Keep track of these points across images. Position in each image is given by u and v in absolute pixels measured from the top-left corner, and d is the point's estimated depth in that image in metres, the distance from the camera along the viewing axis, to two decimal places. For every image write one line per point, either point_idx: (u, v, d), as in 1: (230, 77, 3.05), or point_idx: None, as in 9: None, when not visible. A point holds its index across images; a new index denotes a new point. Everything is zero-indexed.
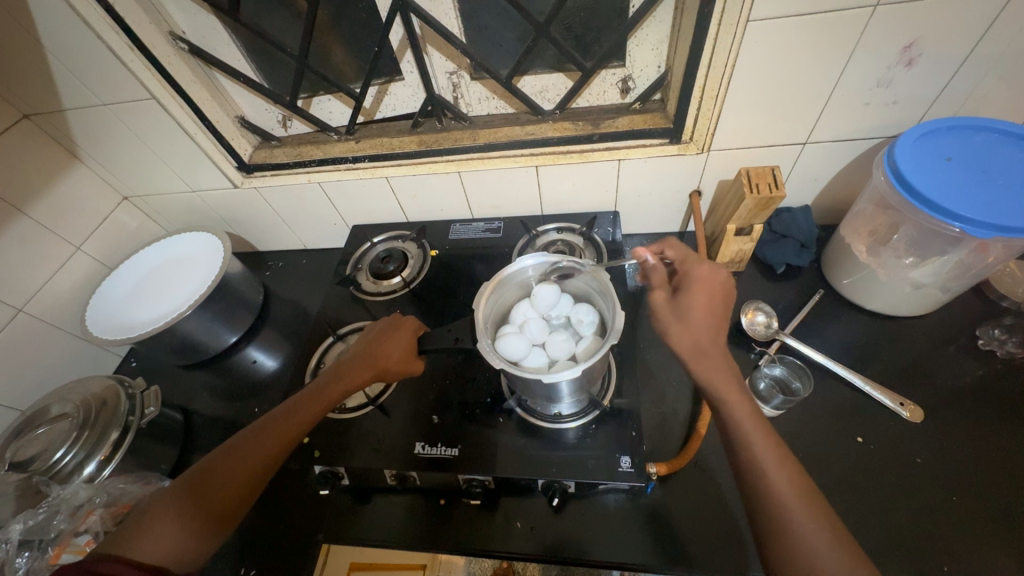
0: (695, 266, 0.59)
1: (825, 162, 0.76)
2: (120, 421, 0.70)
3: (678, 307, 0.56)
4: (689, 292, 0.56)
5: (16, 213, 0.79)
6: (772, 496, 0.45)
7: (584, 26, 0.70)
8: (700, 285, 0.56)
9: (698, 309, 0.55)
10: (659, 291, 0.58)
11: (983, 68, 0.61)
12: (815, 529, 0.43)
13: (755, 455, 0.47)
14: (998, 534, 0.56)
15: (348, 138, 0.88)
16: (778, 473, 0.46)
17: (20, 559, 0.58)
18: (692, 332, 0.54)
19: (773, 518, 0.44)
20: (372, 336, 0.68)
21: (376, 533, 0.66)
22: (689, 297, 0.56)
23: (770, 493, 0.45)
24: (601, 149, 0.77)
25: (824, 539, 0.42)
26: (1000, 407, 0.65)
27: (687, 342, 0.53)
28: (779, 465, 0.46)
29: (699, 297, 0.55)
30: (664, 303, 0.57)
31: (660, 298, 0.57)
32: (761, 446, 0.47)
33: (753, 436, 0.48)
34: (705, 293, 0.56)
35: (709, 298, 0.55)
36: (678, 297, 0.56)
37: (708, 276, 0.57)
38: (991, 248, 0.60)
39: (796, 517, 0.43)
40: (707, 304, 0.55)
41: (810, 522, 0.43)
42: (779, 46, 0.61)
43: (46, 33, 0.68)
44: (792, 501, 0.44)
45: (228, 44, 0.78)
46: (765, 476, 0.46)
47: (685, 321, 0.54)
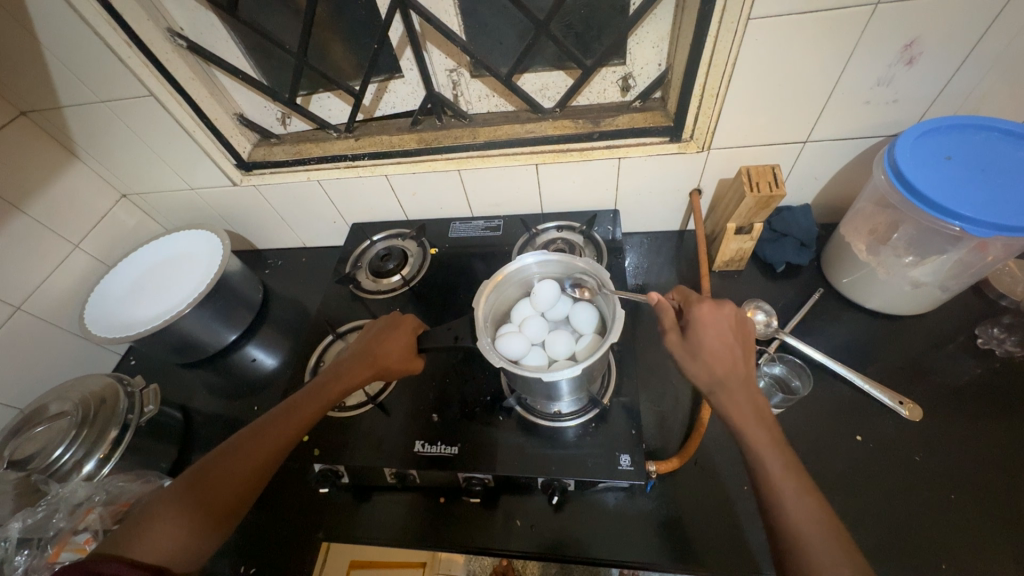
0: (697, 302, 0.57)
1: (825, 160, 0.76)
2: (119, 420, 0.70)
3: (693, 346, 0.54)
4: (700, 327, 0.55)
5: (14, 211, 0.79)
6: (777, 499, 0.46)
7: (585, 24, 0.70)
8: (709, 317, 0.55)
9: (712, 343, 0.54)
10: (670, 334, 0.57)
11: (984, 67, 0.61)
12: (813, 526, 0.43)
13: (759, 460, 0.48)
14: (996, 532, 0.56)
15: (347, 135, 0.87)
16: (783, 478, 0.46)
17: (19, 558, 0.58)
18: (708, 365, 0.53)
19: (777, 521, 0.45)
20: (372, 334, 0.68)
21: (376, 531, 0.66)
22: (700, 334, 0.54)
23: (776, 496, 0.46)
24: (601, 147, 0.77)
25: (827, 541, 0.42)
26: (999, 404, 0.66)
27: (705, 376, 0.53)
28: (788, 470, 0.47)
29: (713, 332, 0.55)
30: (676, 345, 0.56)
31: (673, 341, 0.56)
32: (766, 451, 0.48)
33: (760, 444, 0.48)
34: (716, 326, 0.55)
35: (721, 332, 0.55)
36: (689, 335, 0.55)
37: (715, 309, 0.56)
38: (990, 247, 0.60)
39: (801, 522, 0.44)
40: (721, 336, 0.54)
41: (814, 524, 0.44)
42: (780, 45, 0.60)
43: (45, 30, 0.67)
44: (798, 507, 0.45)
45: (226, 41, 0.78)
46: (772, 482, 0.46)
47: (701, 358, 0.53)
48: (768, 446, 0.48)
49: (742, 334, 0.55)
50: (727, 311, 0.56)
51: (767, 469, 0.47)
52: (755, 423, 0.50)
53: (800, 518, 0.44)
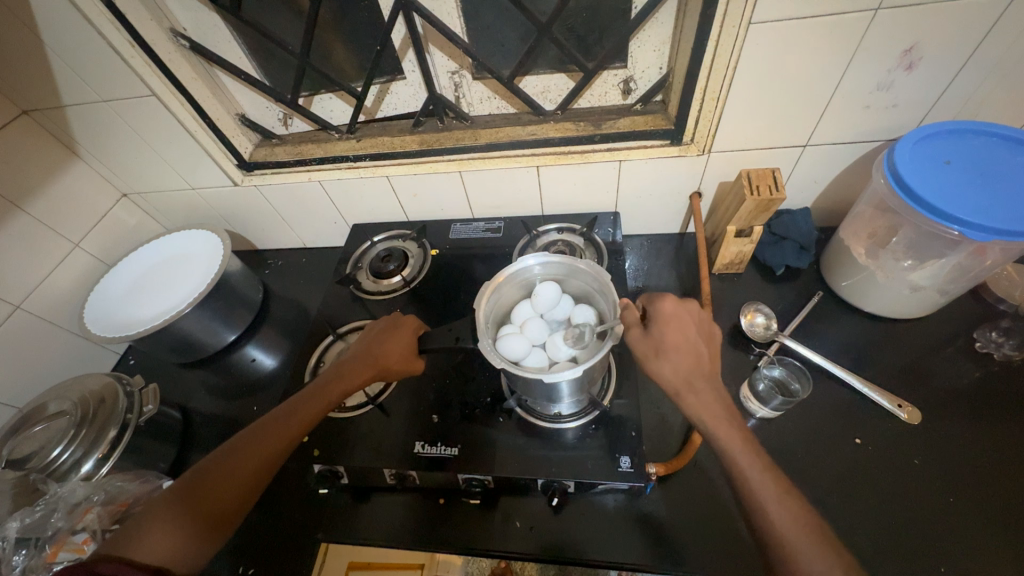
0: (657, 297, 0.58)
1: (825, 164, 0.76)
2: (118, 419, 0.70)
3: (657, 343, 0.55)
4: (661, 321, 0.56)
5: (15, 210, 0.79)
6: (766, 516, 0.45)
7: (587, 27, 0.70)
8: (669, 311, 0.56)
9: (674, 338, 0.55)
10: (632, 329, 0.56)
11: (982, 72, 0.62)
12: (808, 538, 0.43)
13: (742, 477, 0.47)
14: (994, 534, 0.56)
15: (349, 136, 0.87)
16: (768, 494, 0.46)
17: (17, 557, 0.58)
18: (674, 365, 0.53)
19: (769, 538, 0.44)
20: (373, 334, 0.68)
21: (374, 532, 0.66)
22: (660, 328, 0.55)
23: (765, 513, 0.45)
24: (602, 150, 0.77)
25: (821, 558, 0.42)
26: (997, 408, 0.66)
27: (674, 379, 0.53)
28: (772, 486, 0.46)
29: (673, 327, 0.55)
30: (641, 339, 0.55)
31: (636, 336, 0.56)
32: (749, 466, 0.47)
33: (741, 458, 0.48)
34: (677, 321, 0.56)
35: (682, 326, 0.56)
36: (651, 329, 0.56)
37: (675, 302, 0.57)
38: (989, 251, 0.61)
39: (795, 536, 0.43)
40: (684, 332, 0.55)
41: (809, 535, 0.43)
42: (781, 50, 0.61)
43: (48, 29, 0.67)
44: (789, 524, 0.44)
45: (229, 41, 0.78)
46: (757, 499, 0.46)
47: (667, 356, 0.54)
48: (749, 460, 0.48)
49: (702, 327, 0.56)
50: (690, 308, 0.57)
51: (752, 486, 0.46)
52: (733, 434, 0.49)
53: (792, 533, 0.43)
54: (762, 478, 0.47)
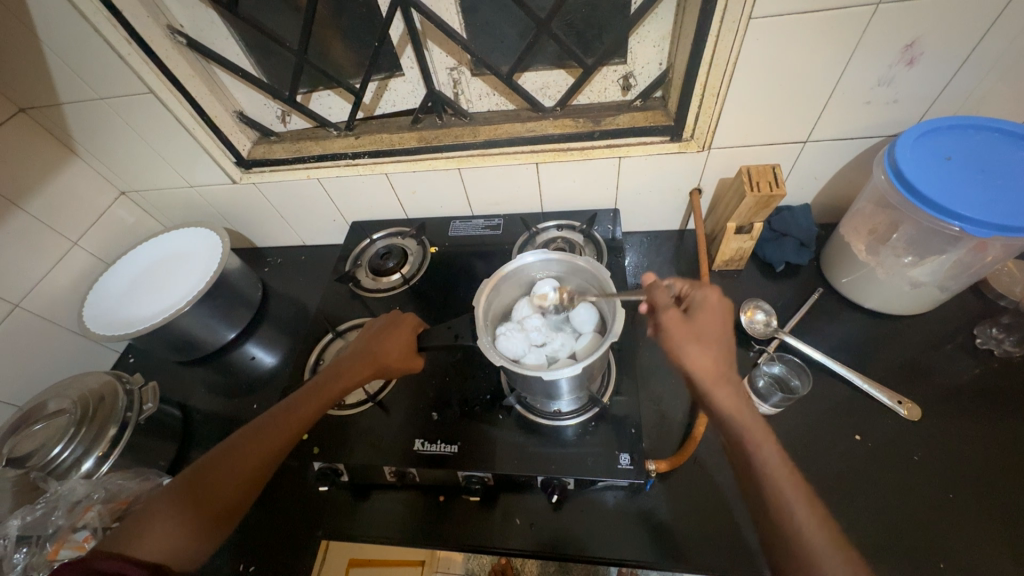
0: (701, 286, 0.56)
1: (826, 160, 0.76)
2: (118, 417, 0.70)
3: (697, 330, 0.52)
4: (704, 311, 0.54)
5: (13, 208, 0.79)
6: (790, 519, 0.44)
7: (586, 22, 0.70)
8: (713, 300, 0.55)
9: (714, 328, 0.53)
10: (670, 310, 0.54)
11: (984, 67, 0.61)
12: (828, 541, 0.42)
13: (767, 479, 0.46)
14: (993, 531, 0.56)
15: (347, 133, 0.87)
16: (795, 497, 0.45)
17: (18, 555, 0.58)
18: (711, 354, 0.51)
19: (789, 541, 0.43)
20: (373, 331, 0.68)
21: (375, 529, 0.66)
22: (701, 315, 0.53)
23: (790, 516, 0.44)
24: (601, 146, 0.77)
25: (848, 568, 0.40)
26: (998, 404, 0.66)
27: (708, 370, 0.51)
28: (799, 489, 0.45)
29: (713, 314, 0.54)
30: (679, 322, 0.53)
31: (673, 317, 0.53)
32: (778, 469, 0.46)
33: (771, 460, 0.47)
34: (720, 310, 0.54)
35: (724, 316, 0.54)
36: (691, 316, 0.54)
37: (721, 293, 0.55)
38: (989, 247, 0.60)
39: (817, 539, 0.42)
40: (726, 322, 0.53)
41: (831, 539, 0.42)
42: (782, 44, 0.60)
43: (44, 25, 0.67)
44: (813, 527, 0.43)
45: (226, 38, 0.78)
46: (784, 502, 0.44)
47: (705, 344, 0.52)
48: (779, 463, 0.46)
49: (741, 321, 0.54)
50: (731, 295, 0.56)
51: (778, 489, 0.45)
52: (765, 434, 0.48)
53: (815, 538, 0.42)
54: (790, 482, 0.45)
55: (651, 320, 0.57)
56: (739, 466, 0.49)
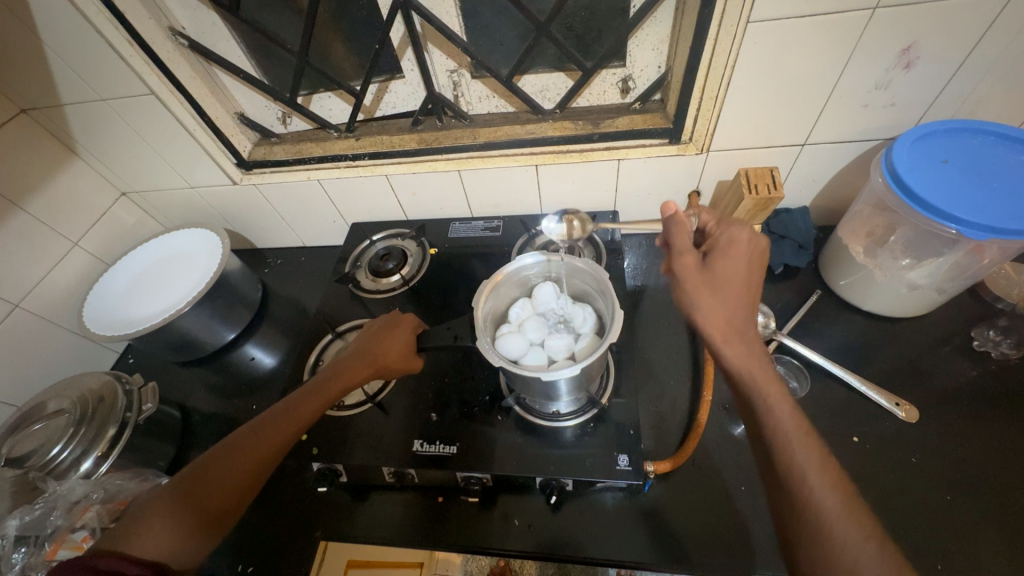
0: (724, 234, 0.56)
1: (824, 163, 0.76)
2: (117, 417, 0.70)
3: (713, 280, 0.52)
4: (722, 261, 0.53)
5: (13, 208, 0.79)
6: (800, 481, 0.43)
7: (585, 26, 0.70)
8: (734, 252, 0.54)
9: (732, 281, 0.52)
10: (687, 257, 0.54)
11: (980, 71, 0.62)
12: (841, 507, 0.41)
13: (779, 443, 0.45)
14: (990, 532, 0.57)
15: (348, 135, 0.87)
16: (807, 460, 0.44)
17: (16, 555, 0.58)
18: (722, 308, 0.51)
19: (798, 502, 0.43)
20: (372, 332, 0.68)
21: (373, 530, 0.66)
22: (719, 265, 0.53)
23: (801, 479, 0.43)
24: (600, 148, 0.77)
25: (860, 533, 0.40)
26: (995, 406, 0.66)
27: (720, 324, 0.51)
28: (812, 453, 0.44)
29: (732, 264, 0.53)
30: (694, 269, 0.53)
31: (689, 265, 0.54)
32: (790, 431, 0.45)
33: (785, 424, 0.45)
34: (740, 262, 0.54)
35: (743, 268, 0.53)
36: (709, 266, 0.54)
37: (743, 242, 0.55)
38: (986, 250, 0.61)
39: (829, 502, 0.42)
40: (745, 274, 0.53)
41: (843, 503, 0.41)
42: (780, 47, 0.61)
43: (46, 27, 0.67)
44: (826, 491, 0.42)
45: (228, 40, 0.78)
46: (795, 467, 0.44)
47: (720, 296, 0.52)
48: (792, 425, 0.45)
49: (762, 272, 0.54)
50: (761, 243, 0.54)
51: (789, 452, 0.44)
52: (779, 396, 0.47)
53: (828, 502, 0.42)
54: (803, 444, 0.44)
55: (667, 261, 0.57)
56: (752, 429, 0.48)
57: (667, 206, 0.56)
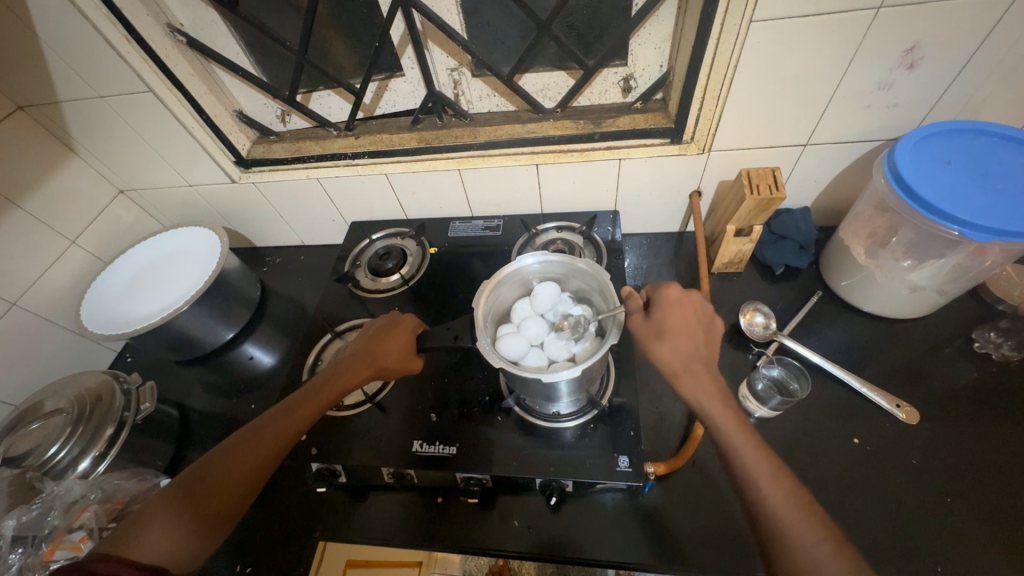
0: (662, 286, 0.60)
1: (826, 164, 0.76)
2: (114, 417, 0.70)
3: (658, 326, 0.57)
4: (666, 308, 0.58)
5: (9, 206, 0.79)
6: (757, 492, 0.46)
7: (587, 24, 0.70)
8: (674, 299, 0.58)
9: (679, 326, 0.56)
10: (635, 314, 0.59)
11: (984, 72, 0.61)
12: (795, 511, 0.44)
13: (736, 456, 0.48)
14: (990, 535, 0.57)
15: (347, 134, 0.87)
16: (760, 469, 0.47)
17: (14, 555, 0.58)
18: (675, 348, 0.55)
19: (757, 512, 0.46)
20: (372, 332, 0.68)
21: (373, 530, 0.66)
22: (664, 313, 0.57)
23: (756, 489, 0.46)
24: (601, 148, 0.77)
25: (816, 534, 0.43)
26: (995, 407, 0.66)
27: (674, 362, 0.55)
28: (763, 461, 0.47)
29: (675, 312, 0.57)
30: (642, 324, 0.57)
31: (639, 321, 0.58)
32: (743, 444, 0.49)
33: (737, 439, 0.49)
34: (683, 307, 0.58)
35: (686, 315, 0.57)
36: (655, 315, 0.58)
37: (682, 292, 0.59)
38: (988, 251, 0.60)
39: (781, 506, 0.45)
40: (687, 317, 0.57)
41: (797, 506, 0.45)
42: (783, 47, 0.60)
43: (43, 24, 0.67)
44: (778, 495, 0.46)
45: (227, 37, 0.78)
46: (751, 477, 0.47)
47: (669, 338, 0.56)
48: (742, 437, 0.49)
49: (703, 315, 0.58)
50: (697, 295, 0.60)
51: (745, 466, 0.48)
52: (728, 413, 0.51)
53: (781, 506, 0.45)
54: (754, 454, 0.48)
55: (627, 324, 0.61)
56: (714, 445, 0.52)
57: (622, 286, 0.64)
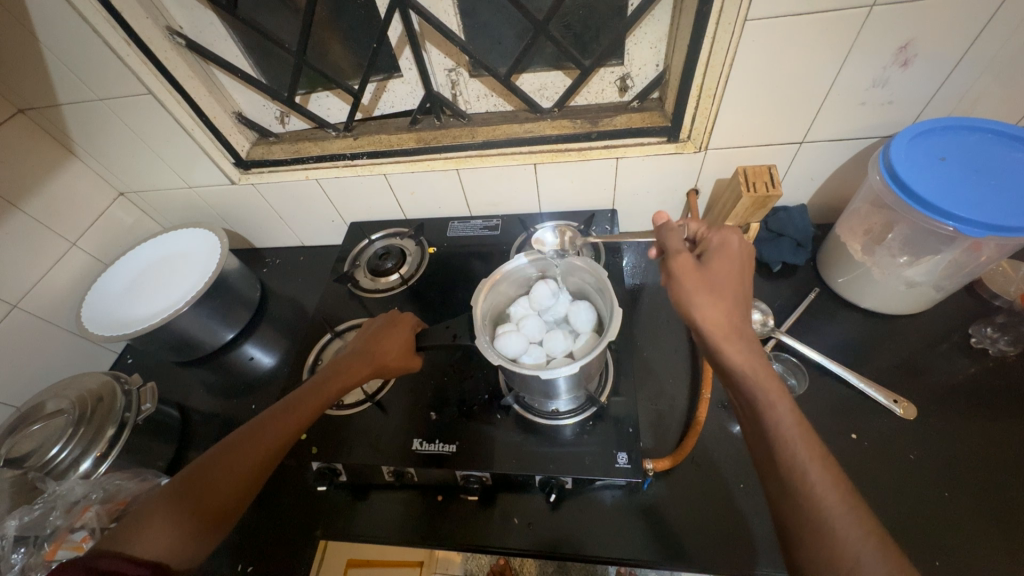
0: (716, 241, 0.57)
1: (822, 161, 0.76)
2: (116, 418, 0.70)
3: (708, 279, 0.53)
4: (717, 261, 0.54)
5: (11, 209, 0.79)
6: (801, 482, 0.43)
7: (584, 24, 0.70)
8: (725, 252, 0.55)
9: (729, 284, 0.52)
10: (682, 256, 0.55)
11: (978, 69, 0.62)
12: (842, 507, 0.41)
13: (781, 442, 0.45)
14: (989, 529, 0.57)
15: (346, 134, 0.87)
16: (811, 460, 0.43)
17: (15, 556, 0.58)
18: (723, 307, 0.51)
19: (803, 506, 0.42)
20: (371, 331, 0.68)
21: (374, 528, 0.66)
22: (714, 264, 0.54)
23: (803, 479, 0.43)
24: (599, 147, 0.77)
25: (861, 532, 0.40)
26: (992, 402, 0.66)
27: (719, 322, 0.51)
28: (813, 451, 0.44)
29: (726, 265, 0.54)
30: (689, 270, 0.53)
31: (684, 264, 0.54)
32: (790, 430, 0.45)
33: (785, 422, 0.45)
34: (734, 264, 0.54)
35: (736, 270, 0.54)
36: (705, 266, 0.54)
37: (732, 244, 0.56)
38: (984, 247, 0.61)
39: (829, 499, 0.41)
40: (737, 274, 0.53)
41: (843, 501, 0.41)
42: (780, 45, 0.61)
43: (45, 27, 0.67)
44: (827, 488, 0.42)
45: (226, 40, 0.78)
46: (797, 466, 0.43)
47: (715, 294, 0.52)
48: (792, 423, 0.45)
49: (753, 275, 0.54)
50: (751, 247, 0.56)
51: (792, 452, 0.44)
52: (779, 394, 0.47)
53: (829, 501, 0.41)
54: (804, 442, 0.44)
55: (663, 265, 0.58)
56: (752, 428, 0.48)
57: (659, 216, 0.63)
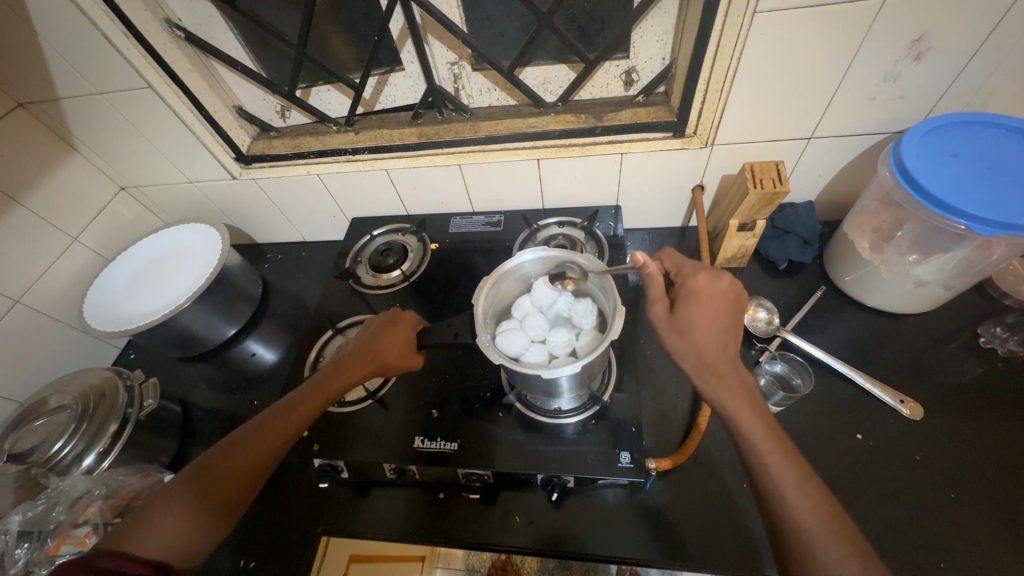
0: (691, 273, 0.54)
1: (830, 157, 0.75)
2: (118, 413, 0.70)
3: (679, 324, 0.51)
4: (691, 304, 0.51)
5: (12, 204, 0.79)
6: (782, 505, 0.43)
7: (588, 16, 0.69)
8: (699, 293, 0.51)
9: (701, 324, 0.50)
10: (656, 307, 0.53)
11: (992, 63, 0.60)
12: (822, 528, 0.41)
13: (759, 466, 0.45)
14: (995, 531, 0.56)
15: (347, 129, 0.86)
16: (789, 483, 0.44)
17: (20, 550, 0.59)
18: (697, 346, 0.50)
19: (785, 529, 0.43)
20: (372, 329, 0.68)
21: (376, 525, 0.67)
22: (688, 312, 0.51)
23: (780, 502, 0.44)
24: (603, 142, 0.76)
25: (843, 553, 0.40)
26: (1000, 403, 0.66)
27: (695, 360, 0.50)
28: (791, 473, 0.44)
29: (702, 308, 0.51)
30: (663, 320, 0.52)
31: (659, 314, 0.52)
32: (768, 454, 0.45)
33: (761, 446, 0.46)
34: (710, 302, 0.51)
35: (712, 310, 0.51)
36: (677, 312, 0.51)
37: (709, 283, 0.52)
38: (995, 246, 0.60)
39: (808, 521, 0.42)
40: (712, 312, 0.51)
41: (824, 522, 0.42)
42: (788, 38, 0.59)
43: (44, 22, 0.67)
44: (806, 510, 0.42)
45: (225, 33, 0.77)
46: (774, 489, 0.44)
47: (687, 338, 0.50)
48: (768, 447, 0.46)
49: (734, 313, 0.51)
50: (728, 280, 0.51)
51: (770, 476, 0.45)
52: (755, 418, 0.47)
53: (808, 522, 0.42)
54: (781, 465, 0.45)
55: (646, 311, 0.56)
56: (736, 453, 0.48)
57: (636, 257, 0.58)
